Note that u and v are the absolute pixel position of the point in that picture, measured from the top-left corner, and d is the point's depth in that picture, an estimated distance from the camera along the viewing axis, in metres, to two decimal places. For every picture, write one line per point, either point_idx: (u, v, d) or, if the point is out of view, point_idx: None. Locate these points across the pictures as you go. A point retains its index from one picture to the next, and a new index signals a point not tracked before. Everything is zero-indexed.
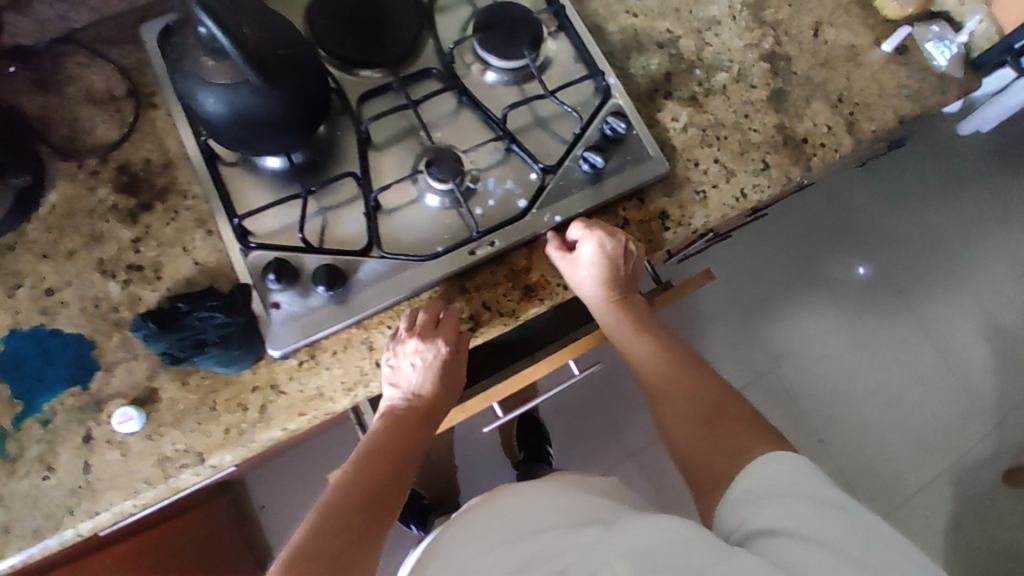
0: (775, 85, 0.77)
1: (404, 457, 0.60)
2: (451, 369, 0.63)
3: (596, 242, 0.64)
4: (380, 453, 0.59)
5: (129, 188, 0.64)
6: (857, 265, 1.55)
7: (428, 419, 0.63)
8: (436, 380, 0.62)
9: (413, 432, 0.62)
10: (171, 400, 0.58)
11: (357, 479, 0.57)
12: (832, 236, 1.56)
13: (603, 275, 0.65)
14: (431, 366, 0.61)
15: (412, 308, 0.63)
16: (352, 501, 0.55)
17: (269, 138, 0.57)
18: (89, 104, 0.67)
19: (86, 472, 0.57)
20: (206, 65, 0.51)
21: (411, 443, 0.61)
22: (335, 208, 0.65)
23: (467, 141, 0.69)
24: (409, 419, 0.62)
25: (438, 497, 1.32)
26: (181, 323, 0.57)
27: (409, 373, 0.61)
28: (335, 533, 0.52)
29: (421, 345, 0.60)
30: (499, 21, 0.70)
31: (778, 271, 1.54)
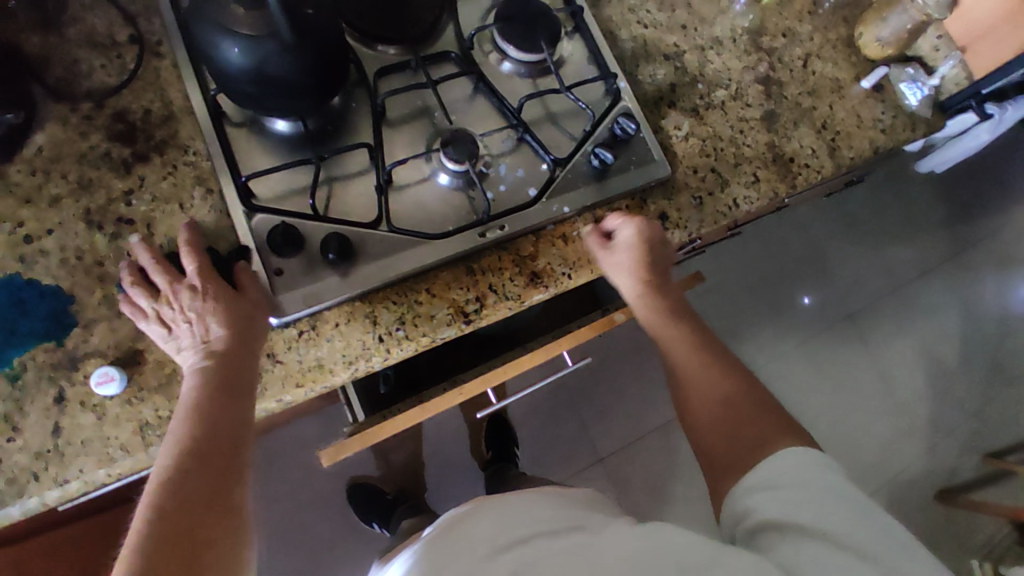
0: (768, 107, 0.82)
1: (233, 403, 0.50)
2: (238, 304, 0.53)
3: (635, 227, 0.65)
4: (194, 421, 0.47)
5: (125, 137, 0.60)
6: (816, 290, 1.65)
7: (240, 355, 0.52)
8: (223, 319, 0.52)
9: (231, 371, 0.51)
10: (156, 362, 0.55)
11: (180, 455, 0.45)
12: (794, 261, 1.66)
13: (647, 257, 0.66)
14: (204, 309, 0.51)
15: (187, 251, 0.54)
16: (186, 480, 0.44)
17: (284, 98, 0.56)
18: (85, 45, 0.63)
19: (56, 435, 0.53)
20: (231, 13, 0.50)
21: (232, 385, 0.50)
22: (345, 179, 0.64)
23: (481, 126, 0.70)
24: (219, 361, 0.50)
25: (402, 491, 1.35)
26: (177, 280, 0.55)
27: (194, 325, 0.51)
28: (182, 522, 0.42)
29: (176, 299, 0.52)
30: (519, 14, 0.71)
31: (743, 290, 1.62)
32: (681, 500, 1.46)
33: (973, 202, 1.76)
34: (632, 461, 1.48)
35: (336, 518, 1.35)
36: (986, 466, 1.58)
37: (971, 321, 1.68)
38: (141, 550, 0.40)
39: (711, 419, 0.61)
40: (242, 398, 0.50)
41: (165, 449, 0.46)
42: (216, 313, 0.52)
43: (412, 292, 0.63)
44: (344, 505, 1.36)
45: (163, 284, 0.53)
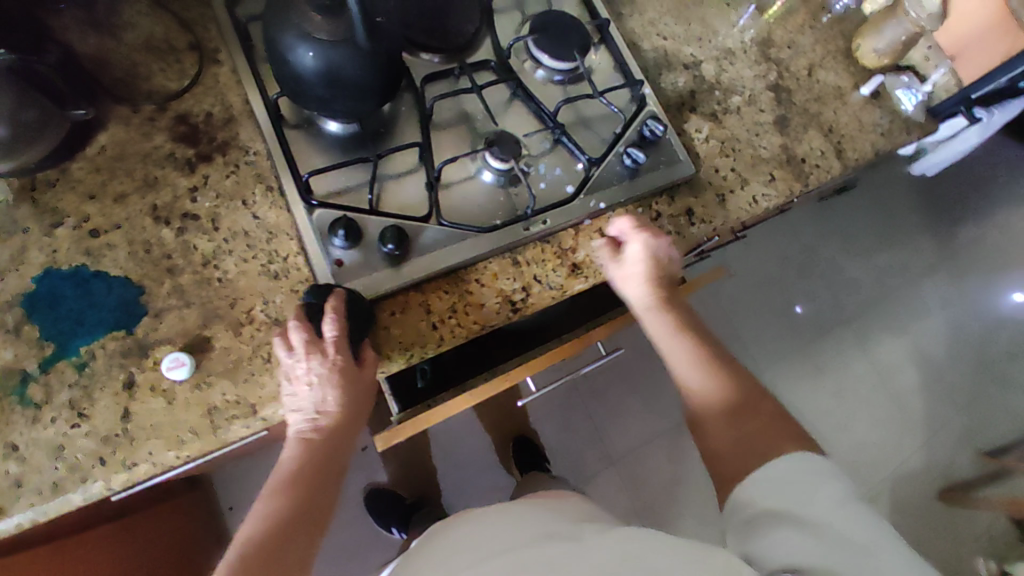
0: (779, 112, 0.88)
1: (317, 487, 0.54)
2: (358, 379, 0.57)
3: (644, 242, 0.67)
4: (291, 485, 0.53)
5: (188, 137, 0.63)
6: (806, 300, 1.71)
7: (344, 432, 0.57)
8: (341, 396, 0.56)
9: (328, 454, 0.56)
10: (223, 349, 0.57)
11: (266, 521, 0.51)
12: (793, 266, 1.72)
13: (644, 271, 0.67)
14: (328, 381, 0.55)
15: (331, 318, 0.55)
16: (264, 549, 0.49)
17: (350, 101, 0.60)
18: (148, 52, 0.66)
19: (125, 420, 0.54)
20: (314, 20, 0.54)
21: (323, 468, 0.55)
22: (396, 177, 0.68)
23: (519, 129, 0.75)
24: (322, 442, 0.56)
25: (420, 496, 1.38)
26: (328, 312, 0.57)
27: (315, 390, 0.55)
28: None
29: (306, 360, 0.55)
30: (554, 25, 0.76)
31: (745, 295, 1.68)
32: (695, 500, 1.49)
33: (957, 209, 1.85)
34: (645, 464, 1.50)
35: (355, 527, 1.35)
36: (984, 462, 1.63)
37: (960, 321, 1.76)
38: None
39: (721, 422, 0.63)
40: (327, 482, 0.55)
41: (256, 510, 0.52)
42: (337, 389, 0.55)
43: (462, 282, 0.66)
44: (360, 514, 1.36)
45: (300, 343, 0.55)
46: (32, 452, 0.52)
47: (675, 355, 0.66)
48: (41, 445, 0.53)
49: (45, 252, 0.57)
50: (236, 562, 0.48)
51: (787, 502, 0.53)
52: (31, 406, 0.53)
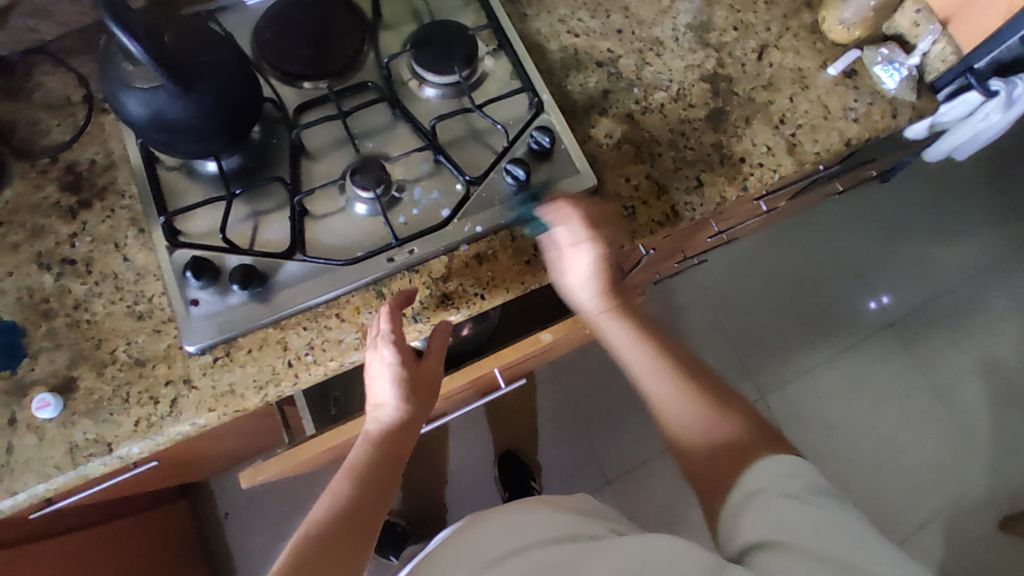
0: (715, 105, 0.77)
1: (387, 475, 0.59)
2: (421, 378, 0.64)
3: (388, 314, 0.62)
4: (359, 474, 0.58)
5: (72, 186, 0.67)
6: (869, 299, 1.50)
7: (408, 429, 0.63)
8: (402, 393, 0.62)
9: (396, 449, 0.61)
10: (87, 389, 0.61)
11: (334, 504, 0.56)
12: (820, 263, 1.53)
13: (599, 283, 0.67)
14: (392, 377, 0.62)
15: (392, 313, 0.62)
16: (335, 526, 0.54)
17: (193, 141, 0.62)
18: (47, 108, 0.71)
19: (3, 455, 0.60)
20: (128, 69, 0.56)
21: (394, 457, 0.61)
22: (264, 211, 0.67)
23: (399, 150, 0.72)
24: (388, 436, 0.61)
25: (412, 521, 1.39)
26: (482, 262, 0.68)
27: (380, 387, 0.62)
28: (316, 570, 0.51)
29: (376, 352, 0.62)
30: (434, 37, 0.73)
31: (761, 298, 1.51)
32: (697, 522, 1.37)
33: None
34: (639, 482, 1.41)
35: None
36: None
37: None
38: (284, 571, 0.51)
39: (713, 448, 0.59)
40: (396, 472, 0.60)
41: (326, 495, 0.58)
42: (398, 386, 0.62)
43: (322, 317, 0.64)
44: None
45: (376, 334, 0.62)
46: None
47: (637, 368, 0.65)
48: None
49: None
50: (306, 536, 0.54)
51: (781, 518, 0.51)
52: None
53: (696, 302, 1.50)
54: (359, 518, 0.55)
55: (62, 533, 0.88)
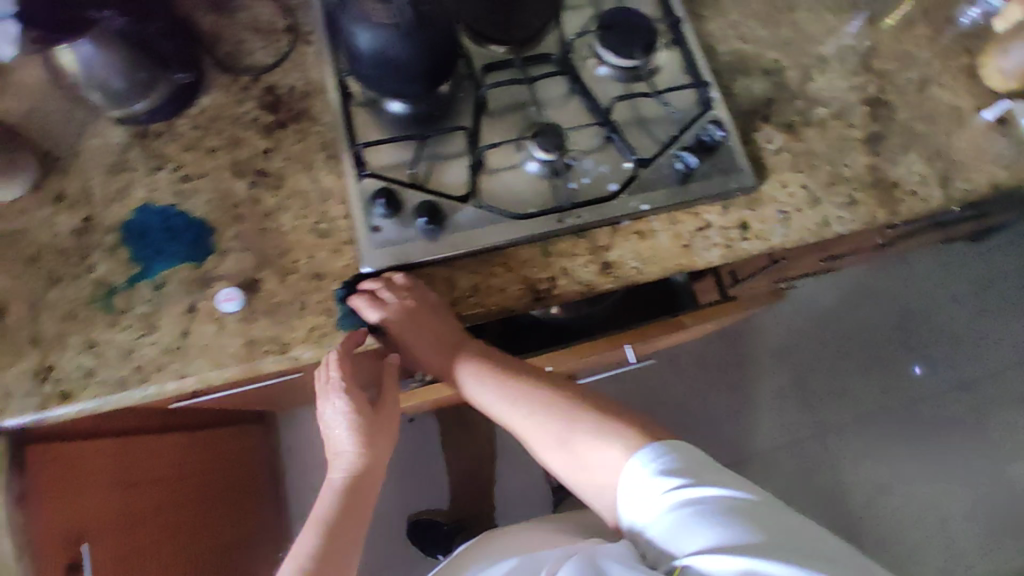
0: (873, 129, 0.79)
1: (357, 528, 0.61)
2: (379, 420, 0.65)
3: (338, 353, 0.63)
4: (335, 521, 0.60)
5: (270, 105, 0.71)
6: (913, 364, 1.50)
7: (372, 472, 0.64)
8: (365, 437, 0.64)
9: (364, 490, 0.63)
10: (269, 292, 0.65)
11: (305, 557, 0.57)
12: (877, 312, 1.52)
13: (417, 340, 0.64)
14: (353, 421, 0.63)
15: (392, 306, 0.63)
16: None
17: (400, 81, 0.65)
18: (254, 29, 0.74)
19: (183, 337, 0.64)
20: (367, 5, 0.60)
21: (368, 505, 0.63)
22: (445, 157, 0.71)
23: (572, 121, 0.75)
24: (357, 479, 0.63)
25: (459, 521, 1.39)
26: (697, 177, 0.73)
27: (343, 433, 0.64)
28: None
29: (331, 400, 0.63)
30: (621, 22, 0.75)
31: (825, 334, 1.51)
32: None
33: None
34: None
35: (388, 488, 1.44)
36: None
37: None
38: None
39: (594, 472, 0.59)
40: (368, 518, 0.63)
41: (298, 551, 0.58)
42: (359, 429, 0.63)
43: (490, 263, 0.68)
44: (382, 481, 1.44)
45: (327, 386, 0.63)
46: (107, 349, 0.63)
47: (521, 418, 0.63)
48: (114, 346, 0.63)
49: (145, 190, 0.68)
50: None
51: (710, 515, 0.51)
52: (112, 313, 0.64)
53: (768, 330, 1.51)
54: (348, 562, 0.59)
55: (164, 431, 0.91)
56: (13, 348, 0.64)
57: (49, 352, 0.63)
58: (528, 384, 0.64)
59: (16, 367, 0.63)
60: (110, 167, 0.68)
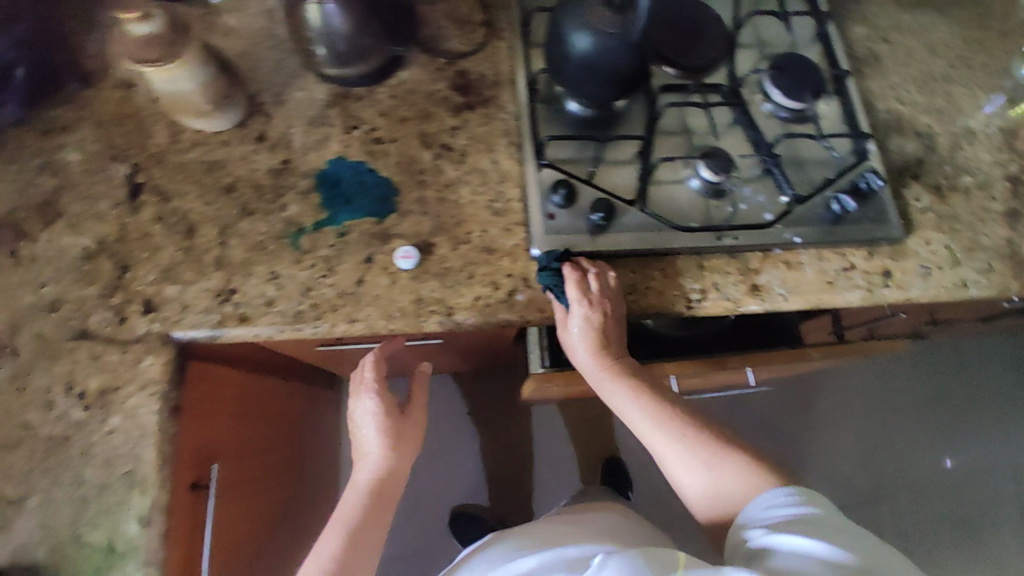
0: (1014, 204, 0.82)
1: (378, 529, 0.64)
2: (405, 430, 0.72)
3: (574, 284, 0.65)
4: (356, 515, 0.64)
5: (462, 88, 0.77)
6: (946, 458, 1.48)
7: (395, 477, 0.69)
8: (391, 442, 0.70)
9: (386, 491, 0.67)
10: (441, 257, 0.69)
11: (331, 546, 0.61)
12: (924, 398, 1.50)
13: (592, 339, 0.66)
14: (381, 424, 0.70)
15: (592, 301, 0.65)
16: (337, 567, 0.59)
17: (599, 87, 0.70)
18: (453, 19, 0.81)
19: (358, 285, 0.67)
20: (598, 14, 0.64)
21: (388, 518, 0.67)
22: (616, 162, 0.75)
23: (734, 150, 0.79)
24: (382, 481, 0.67)
25: (500, 518, 1.41)
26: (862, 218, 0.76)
27: (371, 437, 0.70)
28: None
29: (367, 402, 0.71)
30: (793, 66, 0.80)
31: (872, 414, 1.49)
32: None
33: None
34: None
35: (434, 478, 1.44)
36: None
37: None
38: None
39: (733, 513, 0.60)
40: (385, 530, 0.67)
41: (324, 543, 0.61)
42: (386, 433, 0.70)
43: (648, 266, 0.72)
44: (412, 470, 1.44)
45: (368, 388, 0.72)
46: (288, 283, 0.67)
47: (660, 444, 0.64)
48: (295, 282, 0.67)
49: (341, 145, 0.73)
50: None
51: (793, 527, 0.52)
52: (297, 251, 0.68)
53: (833, 388, 1.50)
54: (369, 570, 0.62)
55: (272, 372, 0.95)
56: (198, 266, 0.67)
57: (232, 277, 0.67)
58: (677, 409, 0.66)
59: (198, 285, 0.66)
60: (311, 119, 0.74)
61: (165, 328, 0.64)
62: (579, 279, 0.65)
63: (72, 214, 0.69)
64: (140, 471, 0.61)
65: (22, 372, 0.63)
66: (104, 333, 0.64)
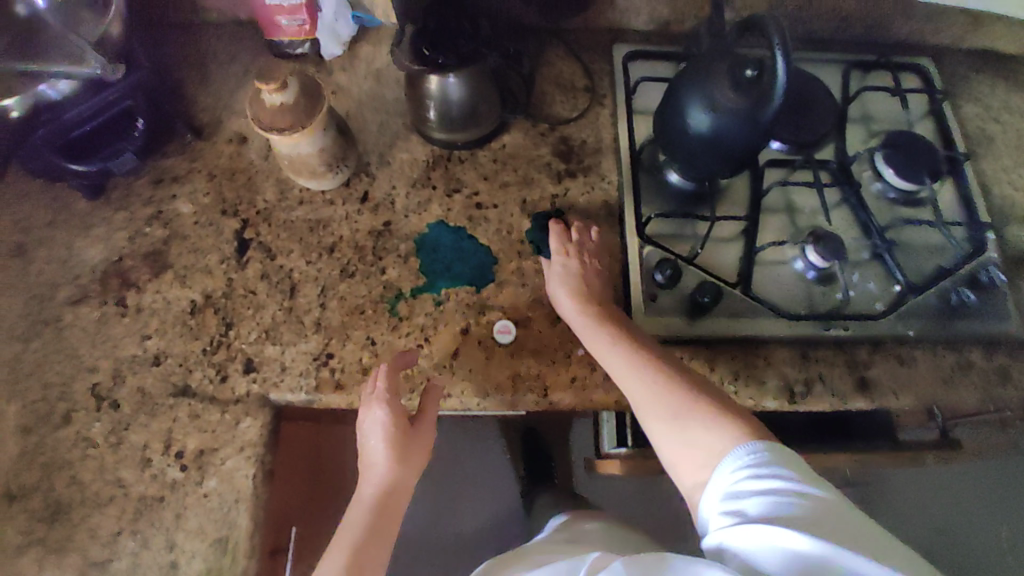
0: None
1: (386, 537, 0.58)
2: (420, 441, 0.62)
3: (553, 236, 0.70)
4: (360, 520, 0.57)
5: (564, 155, 0.76)
6: None
7: (402, 479, 0.60)
8: (391, 449, 0.60)
9: (391, 496, 0.60)
10: (539, 332, 0.68)
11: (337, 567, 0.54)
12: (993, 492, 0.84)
13: (572, 290, 0.65)
14: (384, 436, 0.60)
15: (569, 252, 0.68)
16: None
17: (715, 164, 0.67)
18: (556, 84, 0.81)
19: (454, 357, 0.66)
20: (724, 93, 0.61)
21: (389, 524, 0.58)
22: (719, 239, 0.73)
23: (841, 230, 0.75)
24: (389, 490, 0.59)
25: None
26: (981, 313, 0.72)
27: (374, 444, 0.60)
28: None
29: (367, 412, 0.61)
30: (909, 145, 0.75)
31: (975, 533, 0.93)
32: None
33: None
34: None
35: None
36: None
37: None
38: None
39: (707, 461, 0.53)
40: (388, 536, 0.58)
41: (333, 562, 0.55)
42: (388, 440, 0.60)
43: (751, 354, 0.69)
44: None
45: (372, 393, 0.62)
46: (385, 351, 0.66)
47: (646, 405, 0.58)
48: (391, 350, 0.66)
49: (442, 209, 0.73)
50: None
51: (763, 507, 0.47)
52: (395, 318, 0.68)
53: None
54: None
55: None
56: (298, 327, 0.67)
57: (330, 340, 0.67)
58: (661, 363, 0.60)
59: (296, 347, 0.66)
60: (414, 182, 0.74)
61: (263, 390, 0.64)
62: (555, 230, 0.70)
63: (177, 266, 0.70)
64: (231, 538, 0.60)
65: (120, 427, 0.63)
66: (204, 391, 0.64)
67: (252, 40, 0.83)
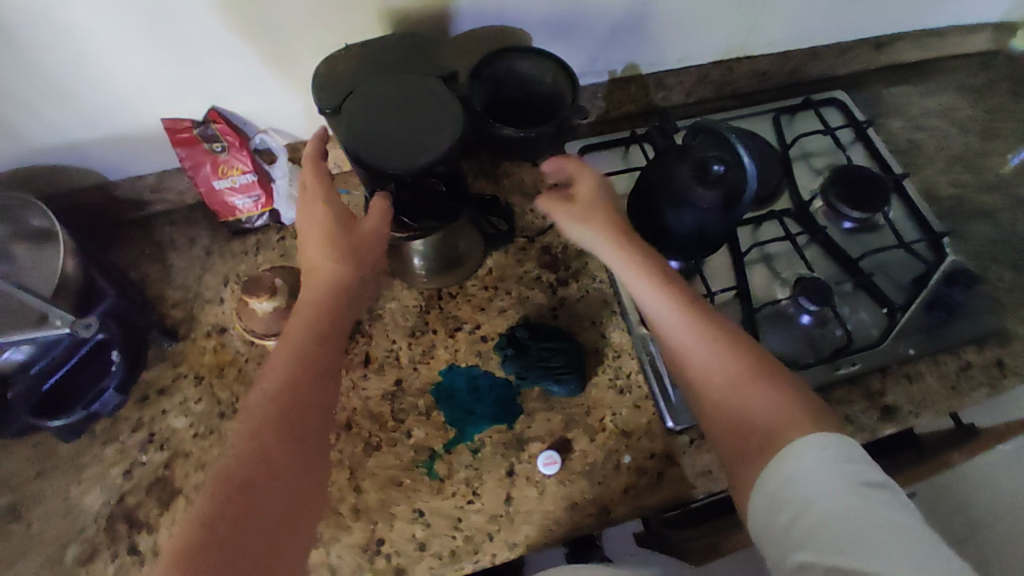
0: None
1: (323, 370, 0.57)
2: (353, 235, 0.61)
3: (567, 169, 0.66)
4: (301, 344, 0.57)
5: (550, 264, 0.77)
6: None
7: (339, 292, 0.60)
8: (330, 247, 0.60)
9: (329, 323, 0.59)
10: (581, 452, 0.67)
11: (271, 393, 0.54)
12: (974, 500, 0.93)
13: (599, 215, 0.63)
14: (319, 222, 0.61)
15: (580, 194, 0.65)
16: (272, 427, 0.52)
17: (701, 248, 0.70)
18: (521, 194, 0.83)
19: (507, 503, 0.64)
20: (694, 190, 0.63)
21: (315, 365, 0.56)
22: (717, 309, 0.76)
23: (819, 269, 0.79)
24: (322, 315, 0.59)
25: None
26: (962, 315, 0.76)
27: (311, 242, 0.61)
28: (251, 479, 0.50)
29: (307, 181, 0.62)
30: (854, 177, 0.81)
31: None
32: None
33: None
34: None
35: None
36: None
37: None
38: (221, 482, 0.49)
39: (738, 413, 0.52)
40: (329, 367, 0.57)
41: (273, 373, 0.55)
42: (323, 236, 0.61)
43: None
44: None
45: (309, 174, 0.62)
46: (435, 518, 0.64)
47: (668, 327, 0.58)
48: (440, 515, 0.64)
49: (449, 352, 0.72)
50: (232, 457, 0.50)
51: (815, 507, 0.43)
52: (435, 480, 0.65)
53: None
54: (290, 420, 0.53)
55: None
56: (337, 520, 0.64)
57: (375, 524, 0.63)
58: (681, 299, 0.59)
59: (340, 542, 0.63)
60: (412, 330, 0.73)
61: None
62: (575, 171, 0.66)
63: (191, 488, 0.66)
64: None
65: None
66: None
67: (206, 223, 0.81)
